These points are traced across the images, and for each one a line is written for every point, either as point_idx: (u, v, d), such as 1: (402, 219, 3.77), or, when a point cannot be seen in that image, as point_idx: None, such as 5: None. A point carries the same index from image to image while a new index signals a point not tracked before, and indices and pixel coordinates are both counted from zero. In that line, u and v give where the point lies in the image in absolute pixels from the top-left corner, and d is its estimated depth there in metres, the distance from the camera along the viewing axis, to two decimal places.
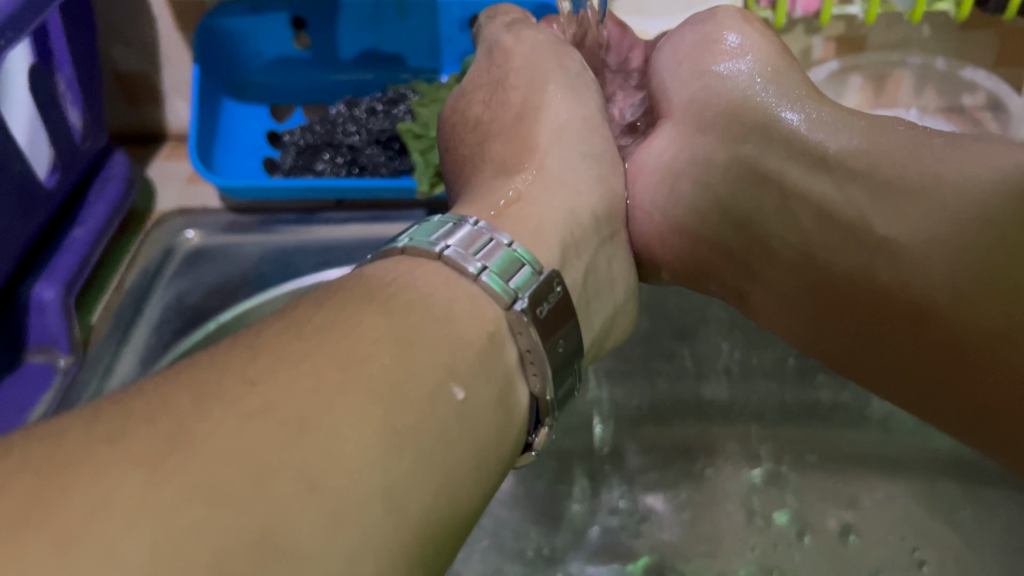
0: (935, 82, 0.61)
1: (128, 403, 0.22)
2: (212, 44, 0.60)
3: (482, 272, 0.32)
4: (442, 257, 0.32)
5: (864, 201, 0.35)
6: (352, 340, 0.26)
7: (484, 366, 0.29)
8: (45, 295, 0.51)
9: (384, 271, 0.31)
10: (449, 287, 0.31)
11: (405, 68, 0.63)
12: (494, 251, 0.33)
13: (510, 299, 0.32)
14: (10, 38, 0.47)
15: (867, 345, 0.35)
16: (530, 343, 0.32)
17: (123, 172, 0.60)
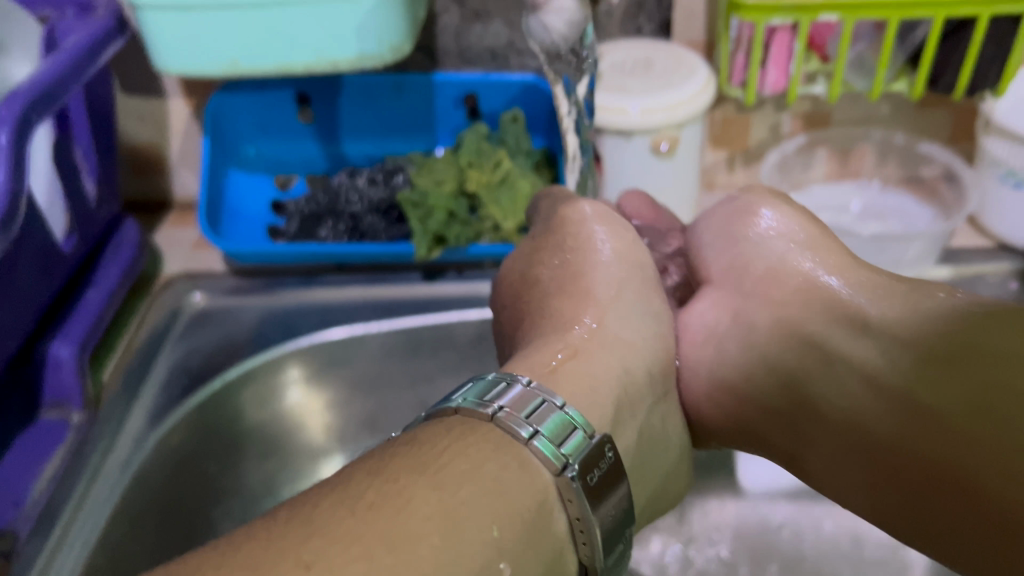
0: (895, 155, 0.65)
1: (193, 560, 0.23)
2: (220, 118, 0.64)
3: (534, 436, 0.30)
4: (494, 419, 0.30)
5: (909, 368, 0.32)
6: (399, 522, 0.25)
7: (533, 536, 0.28)
8: (61, 353, 0.54)
9: (436, 446, 0.29)
10: (495, 475, 0.28)
11: (403, 139, 0.67)
12: (544, 414, 0.31)
13: (561, 465, 0.30)
14: (40, 110, 0.51)
15: (913, 507, 0.32)
16: (580, 514, 0.30)
17: (133, 238, 0.63)
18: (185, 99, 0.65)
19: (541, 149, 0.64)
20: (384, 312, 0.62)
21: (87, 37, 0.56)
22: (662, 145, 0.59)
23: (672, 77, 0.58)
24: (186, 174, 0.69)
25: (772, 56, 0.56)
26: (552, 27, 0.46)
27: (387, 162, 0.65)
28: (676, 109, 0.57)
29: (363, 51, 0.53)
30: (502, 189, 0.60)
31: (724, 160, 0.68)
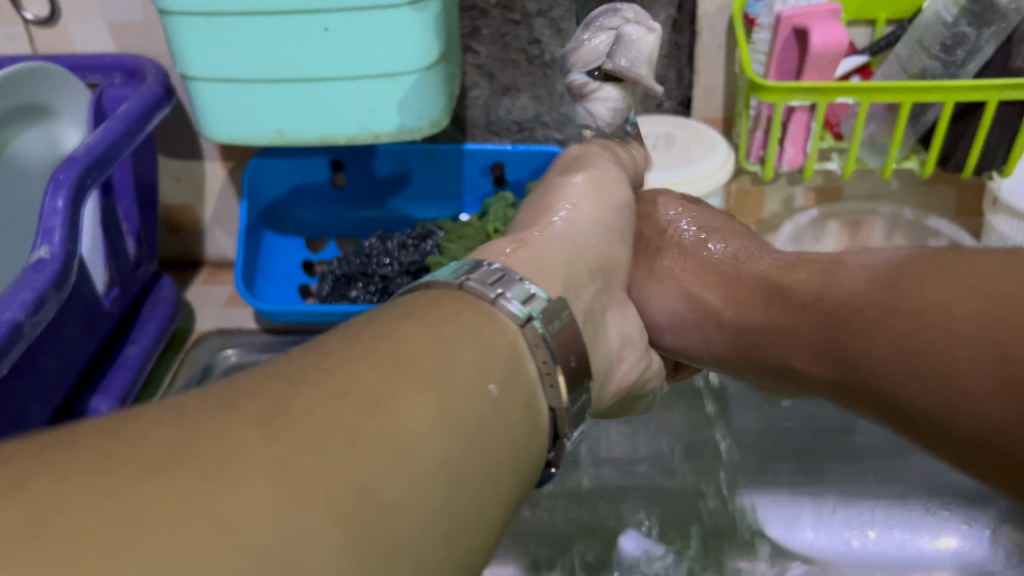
0: (904, 228, 0.67)
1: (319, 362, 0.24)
2: (257, 182, 0.67)
3: (502, 296, 0.30)
4: (475, 290, 0.30)
5: (857, 336, 0.32)
6: (399, 354, 0.25)
7: (515, 371, 0.28)
8: (101, 408, 0.55)
9: (421, 301, 0.29)
10: (470, 309, 0.29)
11: (432, 207, 0.71)
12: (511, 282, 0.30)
13: (527, 316, 0.29)
14: (95, 175, 0.53)
15: (912, 427, 0.29)
16: (548, 359, 0.29)
17: (171, 295, 0.65)
18: (222, 163, 0.68)
19: None
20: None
21: (138, 106, 0.58)
22: None
23: (693, 153, 0.60)
24: (219, 233, 0.72)
25: (789, 135, 0.59)
26: (598, 114, 0.39)
27: (417, 227, 0.68)
28: (698, 182, 0.59)
29: (404, 125, 0.56)
30: None
31: None
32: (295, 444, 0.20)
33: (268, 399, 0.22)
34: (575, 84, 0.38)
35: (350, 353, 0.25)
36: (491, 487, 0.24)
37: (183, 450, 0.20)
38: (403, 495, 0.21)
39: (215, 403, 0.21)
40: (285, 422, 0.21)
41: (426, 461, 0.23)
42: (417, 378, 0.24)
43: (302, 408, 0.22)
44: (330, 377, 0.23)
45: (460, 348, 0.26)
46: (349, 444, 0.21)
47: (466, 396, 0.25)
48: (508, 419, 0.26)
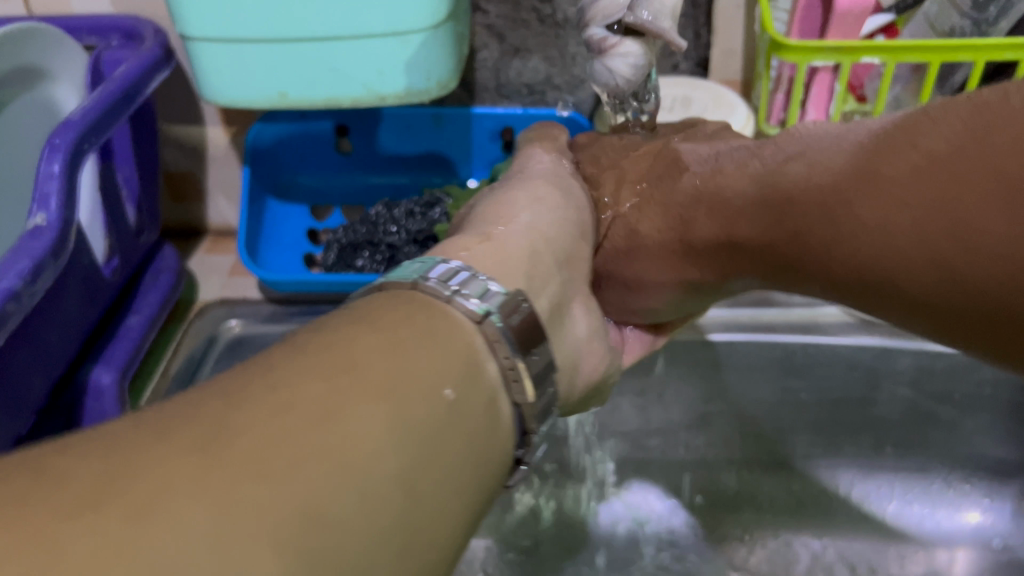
0: None
1: (266, 365, 0.24)
2: (260, 147, 0.65)
3: (457, 293, 0.29)
4: (429, 287, 0.29)
5: (778, 237, 0.39)
6: (347, 356, 0.24)
7: (473, 372, 0.27)
8: (102, 380, 0.54)
9: (367, 302, 0.28)
10: (420, 307, 0.28)
11: (439, 174, 0.69)
12: (467, 279, 0.30)
13: (483, 313, 0.29)
14: (93, 139, 0.51)
15: (846, 299, 0.37)
16: (511, 354, 0.29)
17: (173, 264, 0.63)
18: (224, 128, 0.66)
19: None
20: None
21: (137, 68, 0.56)
22: None
23: (711, 115, 0.58)
24: (221, 201, 0.70)
25: (812, 97, 0.57)
26: (617, 71, 0.37)
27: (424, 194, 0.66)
28: None
29: (412, 86, 0.53)
30: None
31: None
32: (235, 465, 0.20)
33: (201, 417, 0.21)
34: (592, 39, 0.36)
35: (296, 362, 0.23)
36: (448, 497, 0.24)
37: (127, 474, 0.19)
38: (355, 509, 0.21)
39: (147, 428, 0.20)
40: (220, 445, 0.20)
41: (379, 470, 0.22)
42: (370, 384, 0.24)
43: (241, 418, 0.21)
44: (268, 384, 0.22)
45: (418, 352, 0.26)
46: (296, 461, 0.20)
47: (419, 401, 0.24)
48: (473, 432, 0.26)
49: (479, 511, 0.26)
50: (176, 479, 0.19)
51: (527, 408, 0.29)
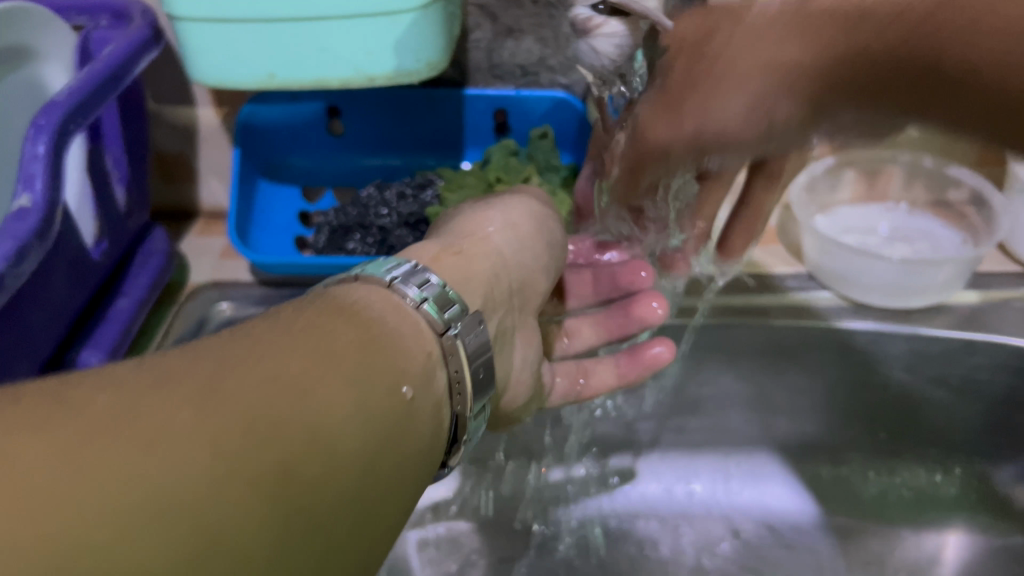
0: (924, 178, 0.65)
1: (250, 337, 0.28)
2: (252, 127, 0.64)
3: (421, 299, 0.35)
4: (393, 285, 0.35)
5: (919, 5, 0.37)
6: (327, 342, 0.29)
7: (426, 376, 0.33)
8: (91, 361, 0.54)
9: (338, 294, 0.33)
10: (390, 308, 0.34)
11: (432, 156, 0.68)
12: (430, 283, 0.36)
13: (444, 325, 0.35)
14: (79, 121, 0.51)
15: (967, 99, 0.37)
16: (458, 367, 0.35)
17: (163, 247, 0.63)
18: (215, 109, 0.65)
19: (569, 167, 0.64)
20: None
21: (125, 48, 0.56)
22: None
23: None
24: (214, 182, 0.70)
25: None
26: None
27: (417, 176, 0.66)
28: None
29: (401, 68, 0.53)
30: None
31: None
32: (225, 418, 0.24)
33: (201, 377, 0.25)
34: None
35: (281, 342, 0.28)
36: (389, 471, 0.29)
37: (117, 421, 0.23)
38: (320, 477, 0.26)
39: (149, 376, 0.25)
40: (212, 402, 0.25)
41: (340, 451, 0.27)
42: (341, 373, 0.28)
43: (240, 381, 0.26)
44: (258, 357, 0.27)
45: (385, 352, 0.31)
46: (276, 428, 0.25)
47: (379, 394, 0.30)
48: (415, 421, 0.31)
49: (412, 493, 0.31)
50: (187, 424, 0.24)
51: (462, 418, 0.36)
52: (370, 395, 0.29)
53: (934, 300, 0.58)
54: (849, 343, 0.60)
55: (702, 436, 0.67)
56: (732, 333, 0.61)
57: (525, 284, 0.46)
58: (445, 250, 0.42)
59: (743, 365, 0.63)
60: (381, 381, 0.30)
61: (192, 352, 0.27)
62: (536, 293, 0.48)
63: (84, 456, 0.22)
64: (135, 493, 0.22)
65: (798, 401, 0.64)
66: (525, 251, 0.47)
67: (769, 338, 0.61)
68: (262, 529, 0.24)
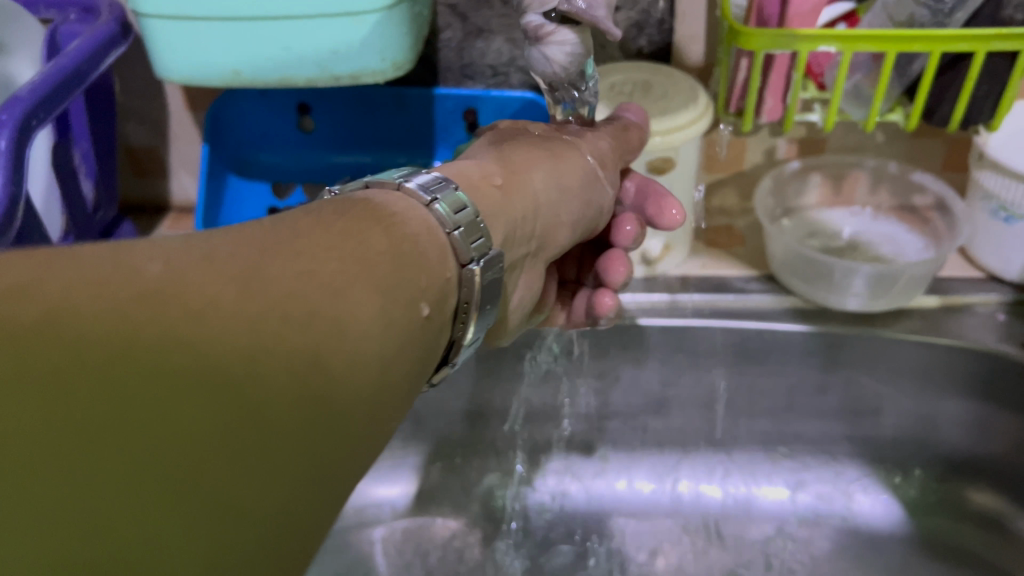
0: (889, 182, 0.66)
1: (294, 230, 0.28)
2: (221, 123, 0.64)
3: (434, 201, 0.35)
4: (407, 190, 0.34)
5: None
6: (361, 246, 0.29)
7: (441, 300, 0.33)
8: None
9: (366, 201, 0.33)
10: (418, 217, 0.34)
11: (402, 154, 0.69)
12: (445, 189, 0.36)
13: (468, 258, 0.35)
14: (43, 115, 0.51)
15: None
16: (469, 299, 0.36)
17: (130, 241, 0.63)
18: (185, 104, 0.65)
19: None
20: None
21: (92, 42, 0.56)
22: (658, 164, 0.59)
23: (670, 101, 0.58)
24: (185, 177, 0.70)
25: (770, 84, 0.56)
26: (554, 59, 0.37)
27: None
28: (680, 130, 0.56)
29: (367, 67, 0.53)
30: None
31: (719, 182, 0.68)
32: (270, 305, 0.24)
33: (244, 261, 0.25)
34: (529, 26, 0.36)
35: (318, 241, 0.28)
36: (404, 385, 0.29)
37: (171, 287, 0.23)
38: (351, 376, 0.26)
39: (199, 255, 0.24)
40: (260, 287, 0.24)
41: (368, 357, 0.27)
42: (375, 281, 0.28)
43: (280, 273, 0.25)
44: (298, 252, 0.27)
45: (413, 266, 0.31)
46: (310, 320, 0.25)
47: (404, 308, 0.30)
48: (427, 340, 0.32)
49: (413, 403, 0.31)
50: (233, 297, 0.23)
51: (459, 346, 0.37)
52: (397, 304, 0.29)
53: (893, 305, 0.59)
54: (810, 344, 0.61)
55: (667, 435, 0.67)
56: (696, 333, 0.61)
57: (546, 232, 0.45)
58: (482, 179, 0.42)
59: (708, 364, 0.63)
60: (406, 291, 0.30)
61: (242, 235, 0.27)
62: (556, 245, 0.47)
63: (135, 319, 0.21)
64: (186, 357, 0.22)
65: (762, 401, 0.65)
66: (562, 200, 0.45)
67: (732, 338, 0.61)
68: (298, 418, 0.24)
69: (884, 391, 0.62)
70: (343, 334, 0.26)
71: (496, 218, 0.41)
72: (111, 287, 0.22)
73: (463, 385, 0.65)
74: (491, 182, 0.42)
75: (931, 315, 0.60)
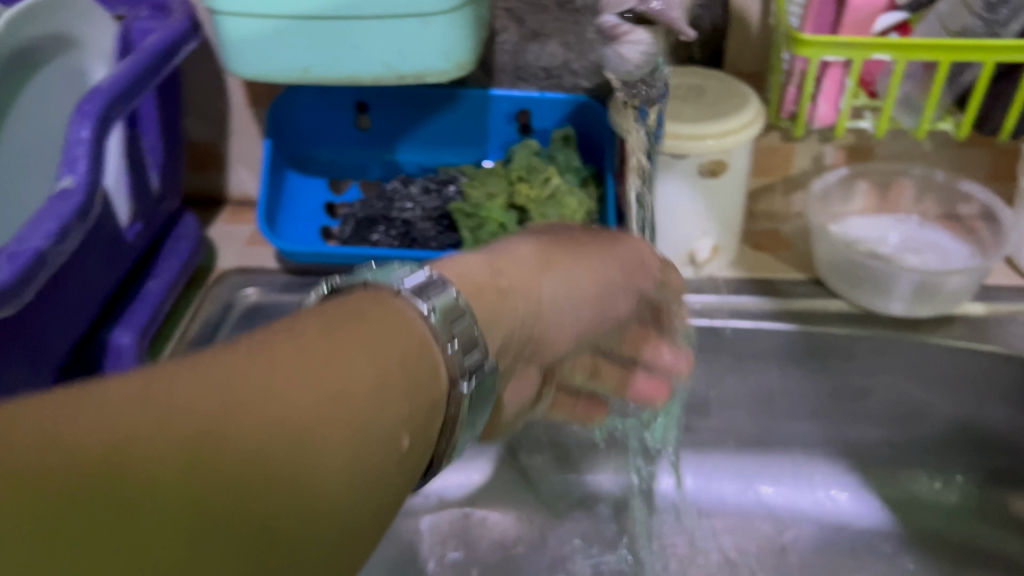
0: (935, 191, 0.66)
1: (265, 349, 0.26)
2: (282, 120, 0.66)
3: (430, 313, 0.30)
4: (402, 295, 0.31)
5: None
6: (340, 373, 0.26)
7: (422, 422, 0.29)
8: (122, 340, 0.56)
9: (363, 304, 0.30)
10: (403, 333, 0.29)
11: (455, 154, 0.70)
12: (442, 293, 0.31)
13: (459, 376, 0.31)
14: (121, 108, 0.53)
15: None
16: (457, 406, 0.31)
17: (193, 232, 0.65)
18: (246, 100, 0.67)
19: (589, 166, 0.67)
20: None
21: (165, 38, 0.58)
22: (711, 169, 0.59)
23: (723, 105, 0.59)
24: (242, 172, 0.72)
25: (823, 91, 0.57)
26: (628, 59, 0.38)
27: (441, 173, 0.68)
28: (728, 136, 0.57)
29: (431, 67, 0.55)
30: (550, 204, 0.62)
31: (766, 187, 0.69)
32: (210, 474, 0.23)
33: (193, 414, 0.23)
34: (605, 26, 0.38)
35: (297, 360, 0.26)
36: (378, 525, 0.27)
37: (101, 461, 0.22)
38: (309, 529, 0.25)
39: (147, 402, 0.23)
40: (202, 454, 0.23)
41: (330, 503, 0.25)
42: (347, 420, 0.26)
43: (243, 423, 0.24)
44: (264, 388, 0.25)
45: (403, 388, 0.28)
46: (261, 482, 0.24)
47: (382, 443, 0.27)
48: (405, 470, 0.28)
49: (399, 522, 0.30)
50: (171, 464, 0.22)
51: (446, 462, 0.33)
52: (372, 442, 0.27)
53: (939, 311, 0.60)
54: (855, 349, 0.62)
55: (710, 435, 0.68)
56: (743, 335, 0.62)
57: (542, 341, 0.39)
58: (487, 279, 0.36)
59: (752, 366, 0.64)
60: (388, 423, 0.27)
61: (201, 365, 0.25)
62: (553, 351, 0.40)
63: (69, 498, 0.21)
64: (119, 542, 0.21)
65: (805, 404, 0.65)
66: (569, 309, 0.39)
67: (777, 342, 0.62)
68: None
69: (928, 398, 0.63)
70: (301, 486, 0.25)
71: (492, 327, 0.36)
72: (63, 447, 0.22)
73: None
74: (495, 284, 0.36)
75: (976, 321, 0.61)
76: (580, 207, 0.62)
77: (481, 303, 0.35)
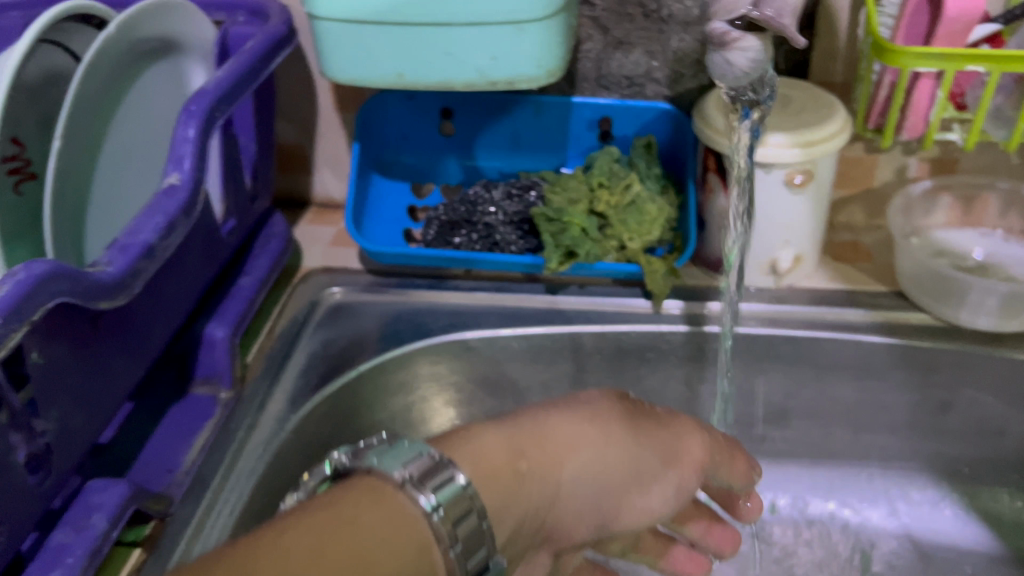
0: (1022, 206, 0.65)
1: (253, 549, 0.28)
2: (370, 124, 0.68)
3: (435, 508, 0.31)
4: (402, 484, 0.32)
5: None
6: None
7: None
8: (217, 333, 0.58)
9: (357, 500, 0.31)
10: (399, 530, 0.30)
11: (534, 160, 0.71)
12: (445, 484, 0.32)
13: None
14: (224, 108, 0.55)
15: None
16: None
17: (283, 231, 0.67)
18: (335, 104, 0.69)
19: (669, 174, 0.67)
20: (505, 321, 0.65)
21: (264, 42, 0.60)
22: (796, 179, 0.59)
23: (810, 115, 0.59)
24: (327, 175, 0.74)
25: (913, 103, 0.57)
26: (736, 64, 0.40)
27: (521, 178, 0.69)
28: (815, 147, 0.57)
29: (522, 73, 0.56)
30: (631, 211, 0.63)
31: (847, 199, 0.69)
32: None
33: None
34: (715, 32, 0.40)
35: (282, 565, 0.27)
36: None
37: None
38: None
39: None
40: None
41: None
42: None
43: None
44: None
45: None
46: None
47: None
48: None
49: None
50: None
51: None
52: None
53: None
54: (936, 363, 0.61)
55: (784, 447, 0.68)
56: (823, 346, 0.62)
57: (555, 522, 0.39)
58: (504, 463, 0.36)
59: (830, 378, 0.64)
60: None
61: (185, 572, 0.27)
62: (567, 538, 0.41)
63: None
64: None
65: (883, 417, 0.65)
66: (587, 492, 0.40)
67: (858, 354, 0.62)
68: None
69: (1012, 416, 0.62)
70: None
71: (502, 515, 0.36)
72: None
73: (588, 384, 0.67)
74: (514, 467, 0.36)
75: None
76: (661, 214, 0.63)
77: (497, 487, 0.36)
